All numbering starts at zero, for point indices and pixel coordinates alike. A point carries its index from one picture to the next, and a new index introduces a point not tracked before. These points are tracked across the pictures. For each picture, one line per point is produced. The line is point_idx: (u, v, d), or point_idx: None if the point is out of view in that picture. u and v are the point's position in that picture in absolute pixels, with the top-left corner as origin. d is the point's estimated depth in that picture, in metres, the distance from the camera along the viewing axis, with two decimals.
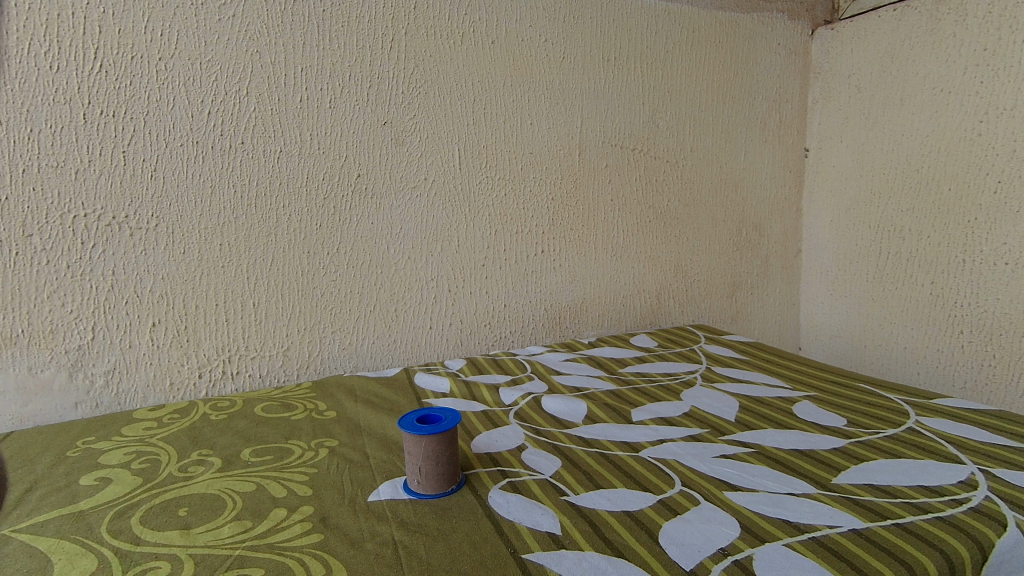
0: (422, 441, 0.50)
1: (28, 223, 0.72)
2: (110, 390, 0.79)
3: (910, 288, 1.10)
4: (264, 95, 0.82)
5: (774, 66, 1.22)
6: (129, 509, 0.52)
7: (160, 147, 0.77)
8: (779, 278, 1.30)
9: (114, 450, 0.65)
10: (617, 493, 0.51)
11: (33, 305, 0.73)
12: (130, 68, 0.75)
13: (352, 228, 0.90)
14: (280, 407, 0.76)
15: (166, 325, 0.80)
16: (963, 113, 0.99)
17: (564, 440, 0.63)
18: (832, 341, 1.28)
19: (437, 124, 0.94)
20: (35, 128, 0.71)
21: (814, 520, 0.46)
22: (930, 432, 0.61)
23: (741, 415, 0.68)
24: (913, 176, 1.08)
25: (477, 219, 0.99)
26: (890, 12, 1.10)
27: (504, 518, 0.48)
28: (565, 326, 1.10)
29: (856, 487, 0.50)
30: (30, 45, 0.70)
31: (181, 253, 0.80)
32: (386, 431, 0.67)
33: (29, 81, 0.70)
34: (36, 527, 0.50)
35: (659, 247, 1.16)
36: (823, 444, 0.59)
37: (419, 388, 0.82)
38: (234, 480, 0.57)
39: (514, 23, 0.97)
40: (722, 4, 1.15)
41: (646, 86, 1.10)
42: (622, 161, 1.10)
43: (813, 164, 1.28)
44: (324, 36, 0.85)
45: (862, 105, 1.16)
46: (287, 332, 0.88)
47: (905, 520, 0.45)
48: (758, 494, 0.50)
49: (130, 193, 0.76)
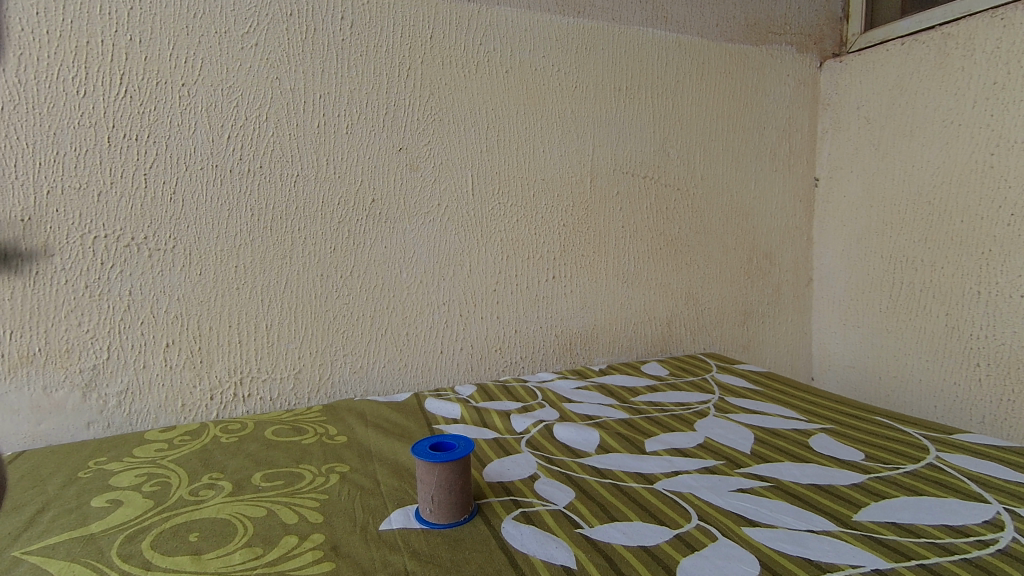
0: (435, 468, 0.50)
1: (50, 243, 0.73)
2: (122, 410, 0.79)
3: (924, 319, 1.09)
4: (283, 121, 0.84)
5: (783, 97, 1.24)
6: (139, 533, 0.52)
7: (180, 170, 0.79)
8: (791, 307, 1.30)
9: (126, 471, 0.65)
10: (633, 527, 0.50)
11: (50, 324, 0.74)
12: (154, 94, 0.77)
13: (366, 252, 0.91)
14: (291, 430, 0.76)
15: (179, 345, 0.81)
16: (973, 145, 0.99)
17: (577, 469, 0.62)
18: (846, 371, 1.26)
19: (452, 151, 0.95)
20: (61, 151, 0.73)
21: (836, 560, 0.45)
22: (951, 468, 0.60)
23: (756, 447, 0.67)
24: (925, 207, 1.08)
25: (489, 244, 0.99)
26: (898, 46, 1.11)
27: (518, 551, 0.47)
28: (576, 352, 1.09)
29: (878, 525, 0.49)
30: (58, 71, 0.72)
31: (197, 274, 0.81)
32: (397, 458, 0.67)
33: (57, 105, 0.72)
34: (47, 549, 0.50)
35: (670, 274, 1.16)
36: (842, 479, 0.58)
37: (430, 413, 0.82)
38: (245, 505, 0.56)
39: (527, 53, 0.99)
40: (732, 37, 1.17)
41: (657, 116, 1.12)
42: (634, 189, 1.11)
43: (824, 193, 1.28)
44: (343, 65, 0.87)
45: (872, 136, 1.17)
46: (299, 354, 0.88)
47: (930, 561, 0.44)
48: (777, 530, 0.49)
49: (150, 215, 0.78)
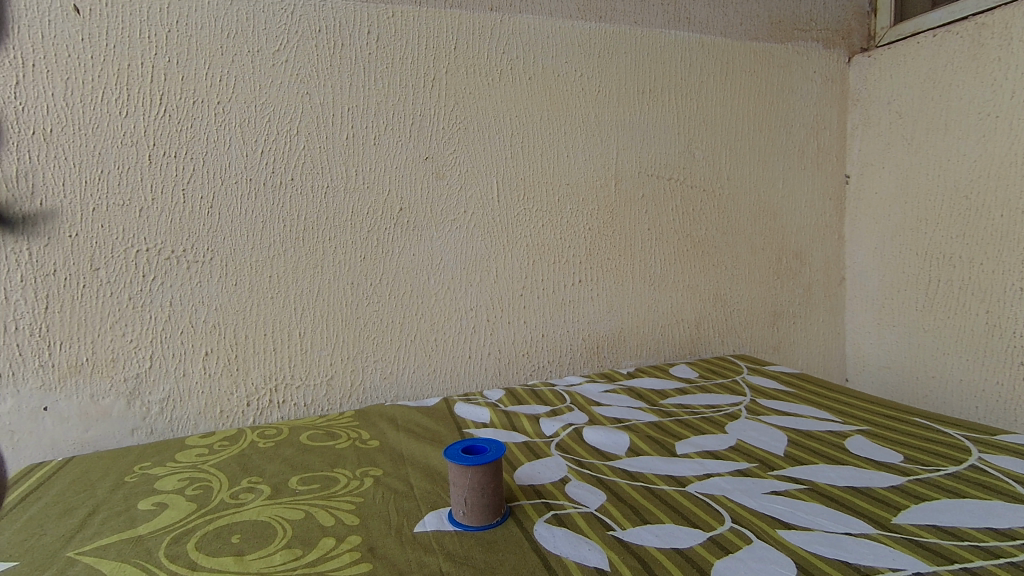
0: (468, 471, 0.51)
1: (96, 257, 0.76)
2: (164, 417, 0.82)
3: (963, 317, 1.06)
4: (313, 134, 0.86)
5: (810, 94, 1.22)
6: (184, 534, 0.54)
7: (216, 184, 0.82)
8: (823, 307, 1.27)
9: (169, 476, 0.67)
10: (666, 529, 0.50)
11: (96, 335, 0.77)
12: (191, 112, 0.80)
13: (394, 260, 0.92)
14: (325, 436, 0.78)
15: (217, 354, 0.84)
16: (1012, 137, 0.96)
17: (608, 472, 0.62)
18: (882, 372, 1.23)
19: (477, 158, 0.96)
20: (105, 169, 0.76)
21: (875, 563, 0.44)
22: (995, 470, 0.58)
23: (790, 449, 0.66)
24: (962, 203, 1.05)
25: (515, 249, 1.00)
26: (930, 38, 1.09)
27: (551, 552, 0.47)
28: (603, 356, 1.09)
29: (918, 528, 0.48)
30: (103, 93, 0.75)
31: (233, 284, 0.83)
32: (428, 461, 0.68)
33: (101, 126, 0.76)
34: (99, 550, 0.52)
35: (697, 276, 1.15)
36: (880, 481, 0.57)
37: (459, 417, 0.82)
38: (283, 508, 0.58)
39: (550, 59, 1.00)
40: (757, 35, 1.16)
41: (681, 117, 1.11)
42: (659, 191, 1.11)
43: (855, 190, 1.26)
44: (370, 77, 0.89)
45: (904, 131, 1.14)
46: (331, 361, 0.90)
47: (974, 564, 0.43)
48: (813, 533, 0.48)
49: (188, 228, 0.81)
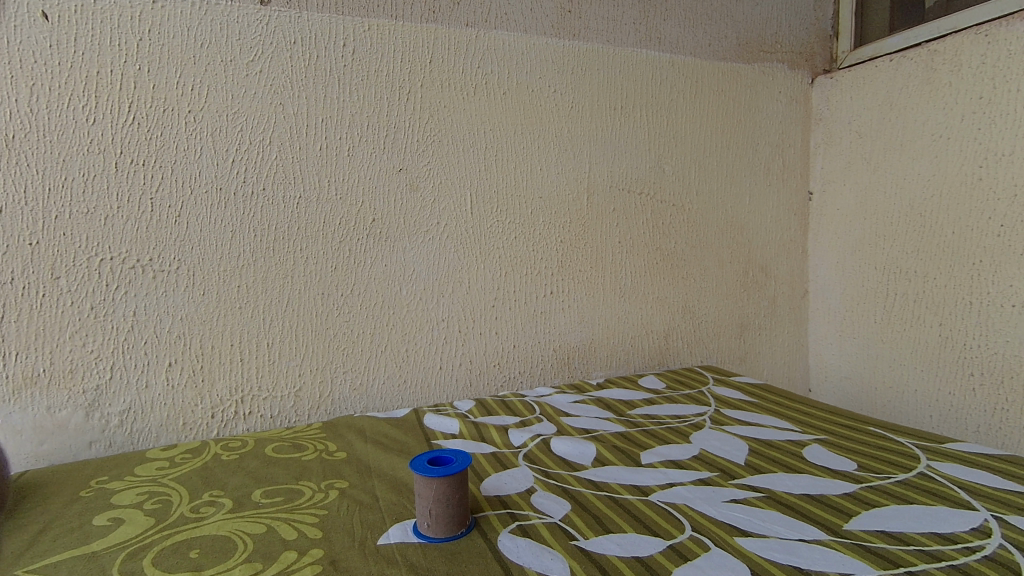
0: (433, 483, 0.51)
1: (57, 265, 0.75)
2: (124, 429, 0.80)
3: (918, 330, 1.10)
4: (286, 144, 0.86)
5: (776, 114, 1.26)
6: (141, 550, 0.53)
7: (185, 193, 0.81)
8: (787, 318, 1.31)
9: (127, 490, 0.66)
10: (628, 538, 0.51)
11: (55, 345, 0.75)
12: (160, 120, 0.79)
13: (366, 270, 0.92)
14: (291, 448, 0.77)
15: (182, 365, 0.82)
16: (962, 158, 1.01)
17: (573, 482, 0.63)
18: (843, 382, 1.27)
19: (450, 170, 0.97)
20: (68, 176, 0.75)
21: (826, 568, 0.45)
22: (942, 477, 0.60)
23: (750, 458, 0.68)
24: (917, 220, 1.09)
25: (487, 260, 1.01)
26: (887, 63, 1.14)
27: (513, 563, 0.48)
28: (574, 367, 1.10)
29: (868, 534, 0.50)
30: (69, 99, 0.74)
31: (200, 294, 0.82)
32: (395, 473, 0.68)
33: (66, 132, 0.74)
34: (49, 567, 0.51)
35: (667, 288, 1.18)
36: (834, 488, 0.59)
37: (428, 428, 0.82)
38: (245, 522, 0.57)
39: (525, 75, 1.02)
40: (725, 56, 1.20)
41: (652, 133, 1.14)
42: (630, 205, 1.13)
43: (818, 207, 1.30)
44: (344, 89, 0.89)
45: (863, 150, 1.19)
46: (299, 372, 0.89)
47: (918, 568, 0.45)
48: (769, 540, 0.50)
49: (155, 237, 0.79)
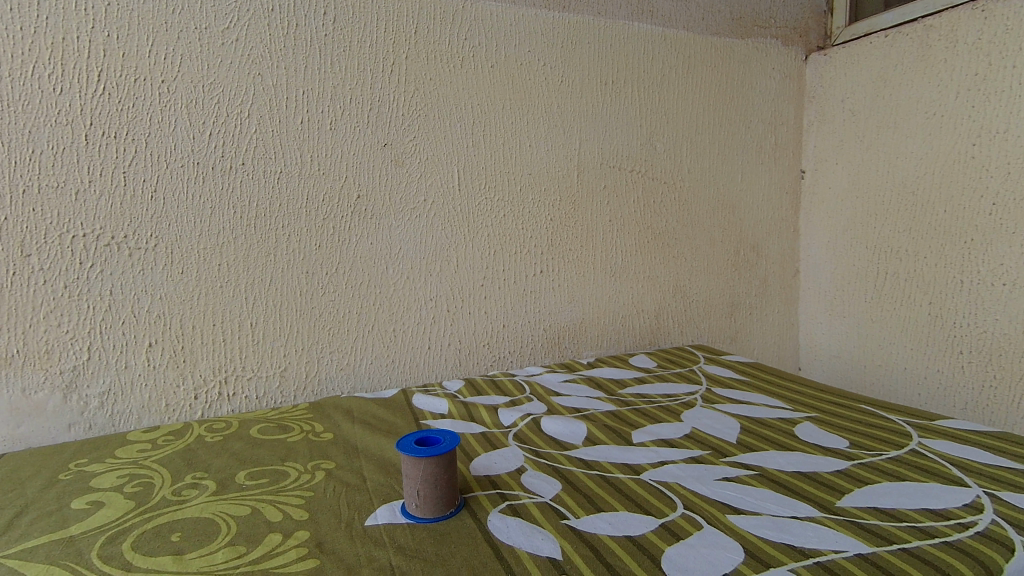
0: (421, 463, 0.50)
1: (27, 242, 0.72)
2: (104, 411, 0.78)
3: (908, 308, 1.10)
4: (265, 117, 0.83)
5: (769, 90, 1.24)
6: (120, 534, 0.51)
7: (161, 168, 0.78)
8: (778, 298, 1.31)
9: (108, 472, 0.64)
10: (619, 517, 0.50)
11: (29, 325, 0.73)
12: (132, 91, 0.75)
13: (351, 249, 0.90)
14: (276, 429, 0.75)
15: (162, 345, 0.80)
16: (956, 136, 1.00)
17: (564, 462, 0.62)
18: (832, 361, 1.27)
19: (437, 146, 0.95)
20: (37, 149, 0.71)
21: (819, 545, 0.45)
22: (933, 453, 0.60)
23: (742, 436, 0.67)
24: (909, 198, 1.08)
25: (476, 239, 0.99)
26: (881, 38, 1.12)
27: (503, 543, 0.47)
28: (564, 346, 1.10)
29: (861, 510, 0.50)
30: (34, 68, 0.71)
31: (179, 273, 0.80)
32: (383, 454, 0.66)
33: (32, 103, 0.71)
34: (25, 552, 0.49)
35: (658, 268, 1.17)
36: (826, 466, 0.59)
37: (417, 408, 0.81)
38: (228, 504, 0.56)
39: (513, 48, 0.99)
40: (718, 30, 1.17)
41: (643, 110, 1.12)
42: (621, 182, 1.11)
43: (810, 185, 1.29)
44: (326, 60, 0.86)
45: (856, 128, 1.18)
46: (285, 352, 0.87)
47: (911, 544, 0.45)
48: (761, 517, 0.49)
49: (130, 213, 0.76)
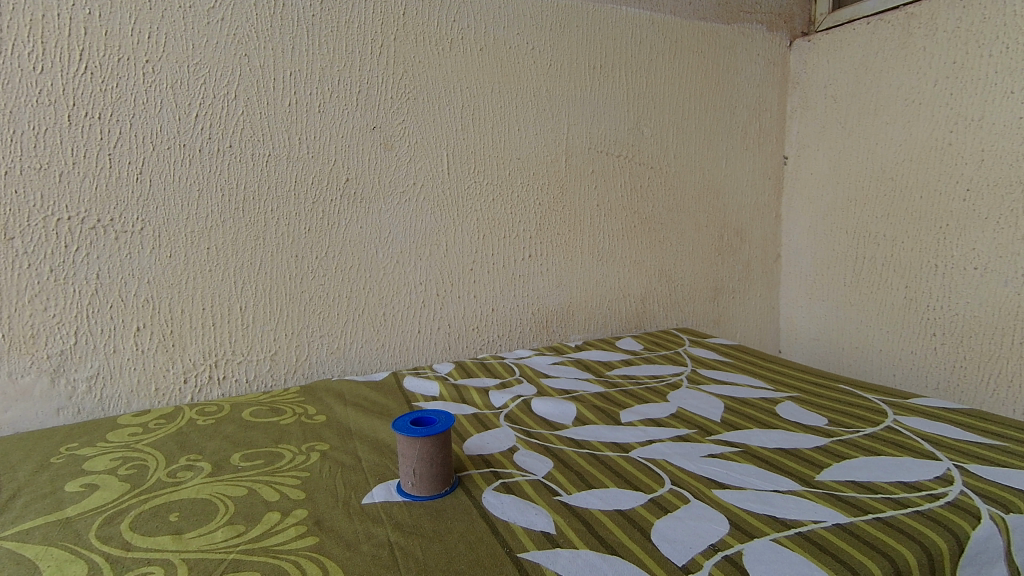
0: (417, 443, 0.51)
1: (10, 225, 0.71)
2: (93, 395, 0.77)
3: (885, 292, 1.14)
4: (253, 99, 0.82)
5: (753, 77, 1.26)
6: (117, 515, 0.52)
7: (146, 150, 0.77)
8: (760, 282, 1.33)
9: (100, 456, 0.64)
10: (610, 493, 0.52)
11: (14, 310, 0.72)
12: (116, 71, 0.74)
13: (340, 233, 0.90)
14: (268, 412, 0.76)
15: (151, 329, 0.80)
16: (933, 123, 1.03)
17: (555, 441, 0.64)
18: (811, 343, 1.31)
19: (426, 129, 0.94)
20: (18, 130, 0.70)
21: (800, 516, 0.47)
22: (907, 430, 0.63)
23: (726, 415, 0.70)
24: (887, 184, 1.11)
25: (465, 223, 0.99)
26: (864, 26, 1.14)
27: (499, 519, 0.48)
28: (552, 330, 1.11)
29: (839, 483, 0.52)
30: (14, 46, 0.69)
31: (167, 256, 0.79)
32: (376, 435, 0.67)
33: (12, 82, 0.69)
34: (22, 534, 0.49)
35: (644, 252, 1.18)
36: (806, 442, 0.61)
37: (408, 391, 0.82)
38: (225, 485, 0.57)
39: (501, 30, 0.99)
40: (705, 15, 1.18)
41: (630, 94, 1.12)
42: (609, 167, 1.12)
43: (792, 171, 1.31)
44: (313, 41, 0.85)
45: (838, 114, 1.20)
46: (275, 336, 0.87)
47: (886, 514, 0.47)
48: (745, 491, 0.51)
49: (116, 196, 0.75)
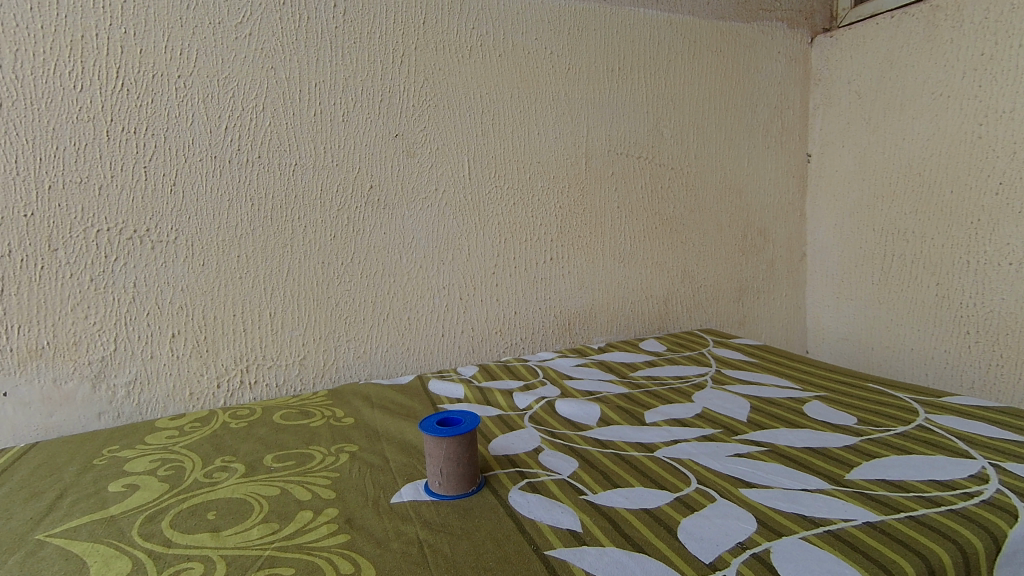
0: (443, 443, 0.52)
1: (53, 237, 0.74)
2: (132, 400, 0.80)
3: (915, 290, 1.11)
4: (279, 110, 0.84)
5: (774, 74, 1.25)
6: (158, 513, 0.54)
7: (179, 161, 0.79)
8: (785, 281, 1.32)
9: (140, 457, 0.67)
10: (636, 492, 0.52)
11: (57, 318, 0.75)
12: (150, 87, 0.77)
13: (365, 239, 0.92)
14: (299, 414, 0.78)
15: (185, 336, 0.82)
16: (963, 116, 1.00)
17: (580, 441, 0.64)
18: (840, 343, 1.29)
19: (447, 136, 0.96)
20: (60, 146, 0.73)
21: (829, 514, 0.47)
22: (940, 428, 0.62)
23: (752, 415, 0.69)
24: (915, 179, 1.09)
25: (487, 228, 1.01)
26: (888, 19, 1.12)
27: (525, 517, 0.49)
28: (575, 332, 1.11)
29: (870, 482, 0.52)
30: (55, 65, 0.72)
31: (199, 264, 0.82)
32: (404, 436, 0.69)
33: (54, 100, 0.73)
34: (69, 532, 0.52)
35: (666, 253, 1.18)
36: (835, 441, 0.60)
37: (434, 393, 0.83)
38: (258, 485, 0.58)
39: (520, 36, 1.00)
40: (724, 14, 1.17)
41: (650, 96, 1.12)
42: (629, 168, 1.12)
43: (816, 168, 1.29)
44: (337, 52, 0.87)
45: (862, 110, 1.18)
46: (303, 341, 0.90)
47: (918, 513, 0.46)
48: (773, 490, 0.51)
49: (151, 207, 0.78)
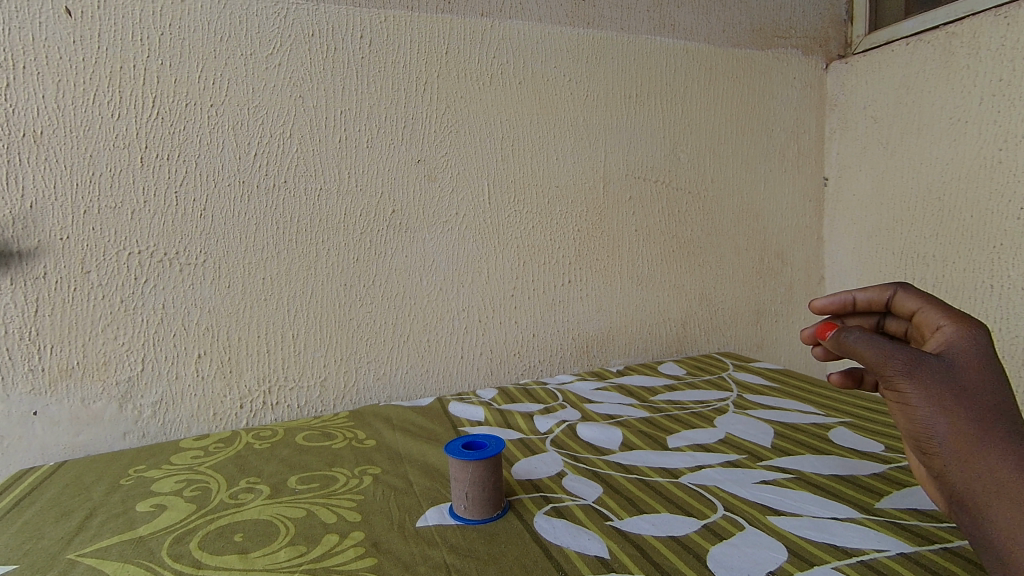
0: (469, 466, 0.52)
1: (87, 260, 0.76)
2: (157, 420, 0.81)
3: None
4: (306, 136, 0.87)
5: (790, 100, 1.26)
6: (187, 534, 0.54)
7: (209, 186, 0.82)
8: (804, 304, 1.31)
9: (166, 478, 0.67)
10: (662, 518, 0.52)
11: (88, 338, 0.77)
12: (184, 115, 0.80)
13: (387, 262, 0.93)
14: (321, 436, 0.78)
15: (210, 357, 0.84)
16: (982, 141, 1.00)
17: (604, 466, 0.64)
18: None
19: (468, 161, 0.98)
20: (97, 171, 0.76)
21: (861, 545, 0.46)
22: None
23: (776, 441, 0.68)
24: (934, 204, 1.09)
25: (506, 251, 1.02)
26: (903, 46, 1.13)
27: (552, 543, 0.49)
28: (593, 355, 1.11)
29: (901, 512, 0.51)
30: (95, 95, 0.75)
31: (226, 286, 0.83)
32: (426, 459, 0.69)
33: (92, 128, 0.75)
34: (100, 551, 0.52)
35: (684, 276, 1.18)
36: (863, 469, 0.60)
37: (455, 416, 0.84)
38: (284, 507, 0.59)
39: (539, 64, 1.02)
40: (739, 42, 1.19)
41: (666, 121, 1.14)
42: (646, 193, 1.13)
43: (833, 192, 1.30)
44: (363, 81, 0.90)
45: (879, 135, 1.19)
46: (324, 362, 0.91)
47: (953, 544, 0.46)
48: (803, 519, 0.51)
49: (181, 231, 0.81)
